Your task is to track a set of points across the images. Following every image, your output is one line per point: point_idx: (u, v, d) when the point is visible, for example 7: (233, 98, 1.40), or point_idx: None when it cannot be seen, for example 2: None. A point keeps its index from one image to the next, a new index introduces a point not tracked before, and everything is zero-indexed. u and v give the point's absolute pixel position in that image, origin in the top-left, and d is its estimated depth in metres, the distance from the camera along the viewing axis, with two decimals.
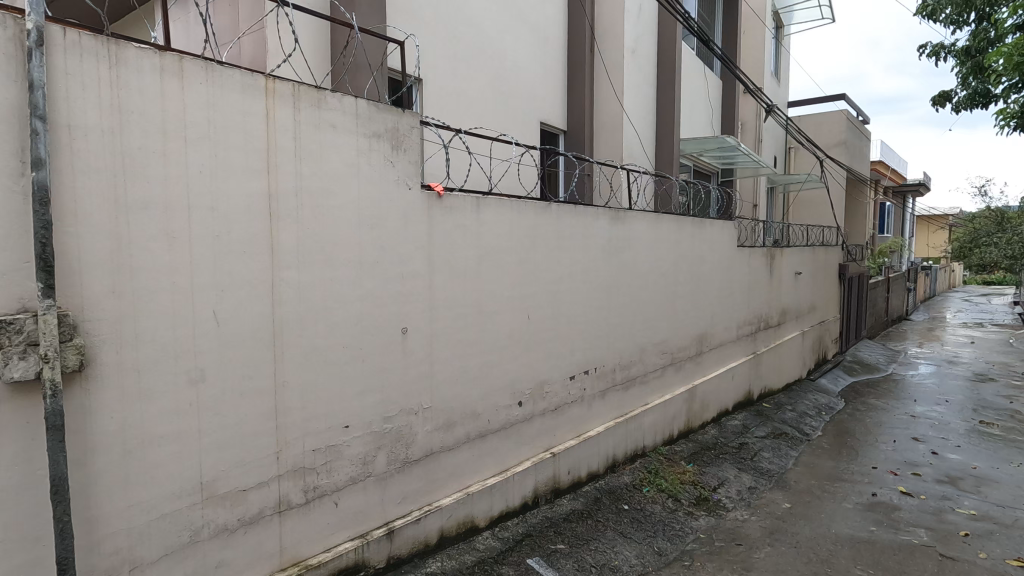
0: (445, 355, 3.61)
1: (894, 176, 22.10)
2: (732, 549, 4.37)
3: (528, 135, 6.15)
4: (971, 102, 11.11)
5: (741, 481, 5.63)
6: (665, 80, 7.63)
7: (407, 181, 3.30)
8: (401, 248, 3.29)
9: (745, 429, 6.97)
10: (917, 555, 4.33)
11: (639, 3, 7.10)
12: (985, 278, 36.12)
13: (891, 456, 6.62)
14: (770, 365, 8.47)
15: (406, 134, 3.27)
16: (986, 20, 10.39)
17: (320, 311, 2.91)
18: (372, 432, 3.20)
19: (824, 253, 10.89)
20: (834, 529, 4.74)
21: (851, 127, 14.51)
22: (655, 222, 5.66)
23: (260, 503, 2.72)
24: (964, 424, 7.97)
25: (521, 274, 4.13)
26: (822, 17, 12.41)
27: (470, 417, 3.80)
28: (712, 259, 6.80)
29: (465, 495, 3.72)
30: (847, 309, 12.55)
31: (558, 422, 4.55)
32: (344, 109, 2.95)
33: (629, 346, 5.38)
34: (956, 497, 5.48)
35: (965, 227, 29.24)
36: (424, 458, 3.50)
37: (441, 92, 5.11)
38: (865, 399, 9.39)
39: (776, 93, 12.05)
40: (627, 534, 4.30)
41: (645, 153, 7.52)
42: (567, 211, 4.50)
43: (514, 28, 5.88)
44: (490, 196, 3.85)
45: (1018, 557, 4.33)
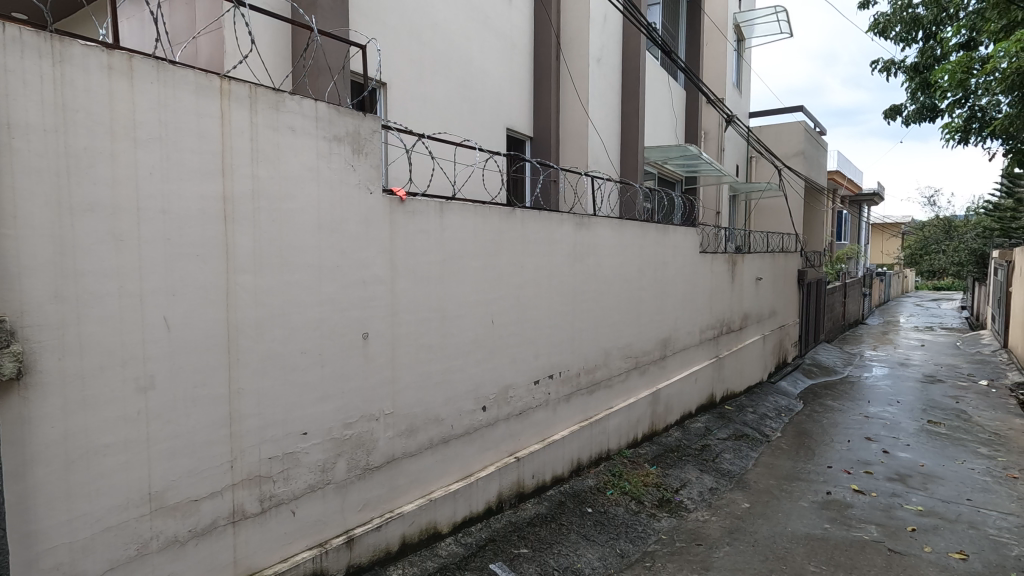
0: (407, 360, 3.59)
1: (851, 186, 22.97)
2: (692, 549, 4.45)
3: (494, 141, 6.19)
4: (920, 115, 11.65)
5: (703, 482, 5.75)
6: (630, 90, 7.77)
7: (368, 185, 3.28)
8: (362, 253, 3.26)
9: (708, 431, 7.12)
10: (867, 550, 4.49)
11: (604, 13, 7.23)
12: (935, 284, 37.82)
13: (845, 456, 6.85)
14: (732, 368, 8.68)
15: (367, 139, 3.25)
16: (933, 39, 10.94)
17: (278, 316, 2.86)
18: (332, 439, 3.16)
19: (784, 258, 11.22)
20: (790, 528, 4.88)
21: (809, 137, 15.03)
22: (620, 227, 5.75)
23: (213, 513, 2.65)
24: (913, 423, 8.31)
25: (485, 280, 4.14)
26: (779, 32, 12.86)
27: (433, 423, 3.78)
28: (675, 264, 6.94)
29: (428, 501, 3.69)
30: (806, 313, 12.95)
31: (522, 426, 4.57)
32: (303, 112, 2.92)
33: (593, 350, 5.45)
34: (904, 494, 5.71)
35: (917, 234, 30.57)
36: (386, 464, 3.47)
37: (407, 97, 5.12)
38: (822, 401, 9.71)
39: (737, 103, 12.40)
40: (590, 537, 4.34)
41: (610, 159, 7.62)
42: (532, 216, 4.54)
43: (480, 34, 5.92)
44: (454, 201, 3.86)
45: (961, 550, 4.54)
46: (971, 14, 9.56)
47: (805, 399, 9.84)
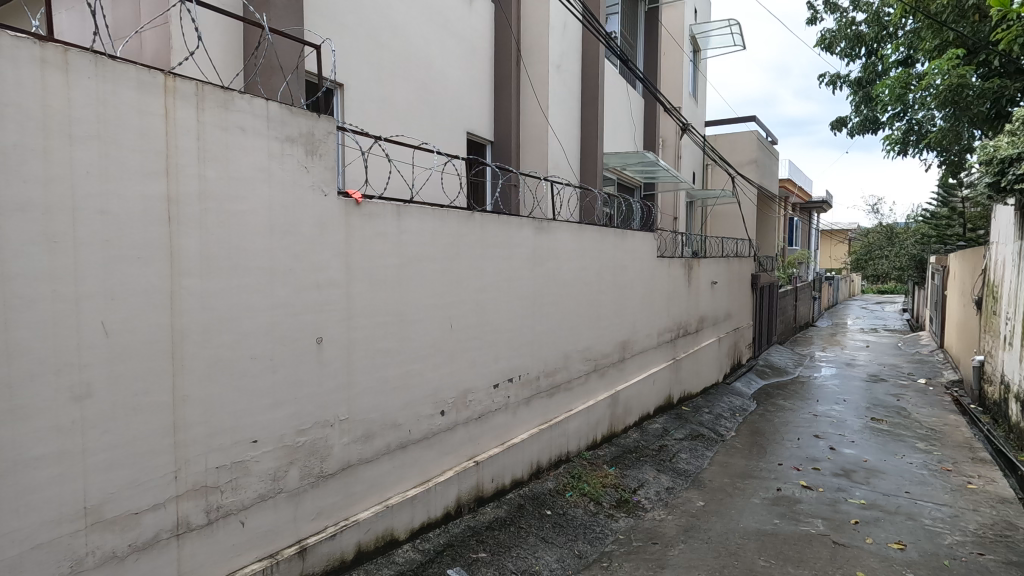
0: (364, 364, 3.54)
1: (801, 194, 23.96)
2: (648, 548, 4.54)
3: (454, 145, 6.18)
4: (863, 128, 12.18)
5: (660, 482, 5.87)
6: (589, 97, 7.88)
7: (323, 188, 3.22)
8: (317, 256, 3.20)
9: (665, 432, 7.27)
10: (813, 543, 4.67)
11: (564, 21, 7.34)
12: (879, 288, 39.75)
13: (795, 453, 7.12)
14: (689, 370, 8.90)
15: (322, 140, 3.20)
16: (874, 55, 11.55)
17: (227, 320, 2.77)
18: (284, 447, 3.08)
19: (739, 263, 11.58)
20: (741, 524, 5.03)
21: (761, 146, 15.58)
22: (579, 231, 5.83)
23: (155, 526, 2.55)
24: (859, 421, 8.70)
25: (443, 283, 4.12)
26: (733, 44, 13.32)
27: (390, 428, 3.74)
28: (634, 268, 7.07)
29: (384, 508, 3.64)
30: (760, 316, 13.40)
31: (482, 430, 4.56)
32: (254, 111, 2.85)
33: (552, 353, 5.49)
34: (849, 488, 5.97)
35: (862, 240, 32.10)
36: (341, 471, 3.41)
37: (365, 98, 5.07)
38: (774, 400, 10.07)
39: (693, 112, 12.75)
40: (549, 539, 4.37)
41: (570, 165, 7.72)
42: (491, 219, 4.56)
43: (440, 38, 5.91)
44: (411, 204, 3.83)
45: (899, 541, 4.77)
46: (908, 33, 10.15)
47: (758, 399, 10.17)
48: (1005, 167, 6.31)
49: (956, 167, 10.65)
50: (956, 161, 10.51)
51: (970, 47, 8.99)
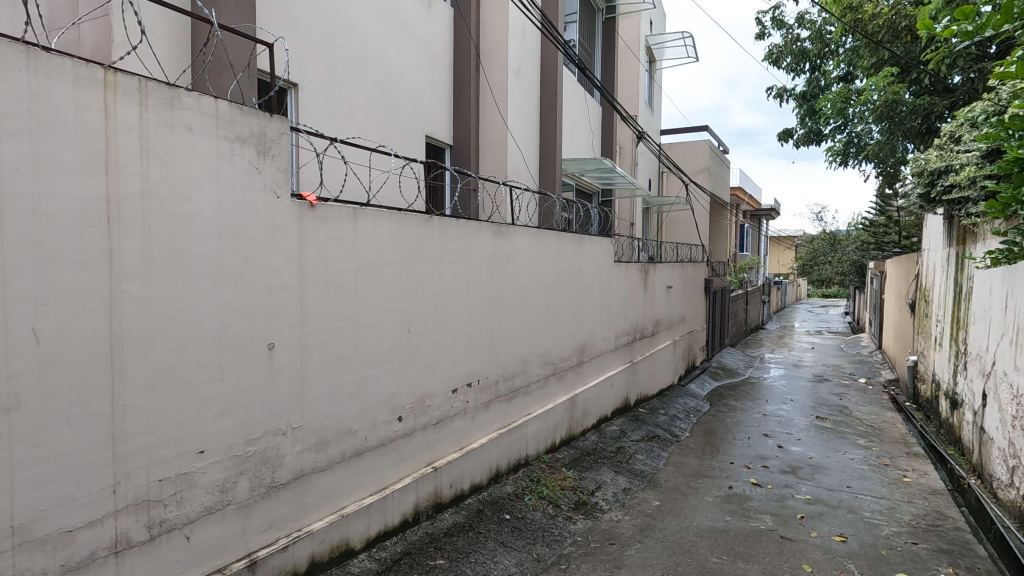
0: (318, 370, 3.46)
1: (750, 201, 24.88)
2: (606, 548, 4.60)
3: (412, 148, 6.13)
4: (807, 139, 12.81)
5: (617, 483, 5.97)
6: (548, 103, 7.97)
7: (275, 189, 3.14)
8: (269, 260, 3.11)
9: (622, 433, 7.40)
10: (762, 539, 4.84)
11: (522, 27, 7.40)
12: (823, 292, 41.68)
13: (746, 452, 7.36)
14: (645, 372, 9.08)
15: (274, 141, 3.12)
16: (818, 71, 12.14)
17: (172, 326, 2.66)
18: (233, 457, 2.98)
19: (693, 267, 11.92)
20: (695, 522, 5.16)
21: (713, 155, 16.12)
22: (537, 236, 5.87)
23: (91, 544, 2.41)
24: (805, 419, 9.08)
25: (401, 287, 4.08)
26: (686, 56, 13.76)
27: (345, 435, 3.66)
28: (591, 272, 7.18)
29: (339, 517, 3.56)
30: (712, 319, 13.83)
31: (440, 435, 4.52)
32: (201, 109, 2.75)
33: (511, 358, 5.50)
34: (795, 484, 6.22)
35: (808, 247, 33.61)
36: (294, 480, 3.32)
37: (320, 99, 4.98)
38: (727, 401, 10.38)
39: (649, 121, 13.08)
40: (507, 543, 4.38)
41: (529, 170, 7.79)
42: (450, 223, 4.54)
43: (398, 40, 5.86)
44: (367, 207, 3.77)
45: (841, 533, 5.00)
46: (848, 51, 10.73)
47: (711, 400, 10.48)
48: (934, 180, 6.73)
49: (891, 178, 11.30)
50: (892, 173, 11.15)
51: (903, 66, 9.58)
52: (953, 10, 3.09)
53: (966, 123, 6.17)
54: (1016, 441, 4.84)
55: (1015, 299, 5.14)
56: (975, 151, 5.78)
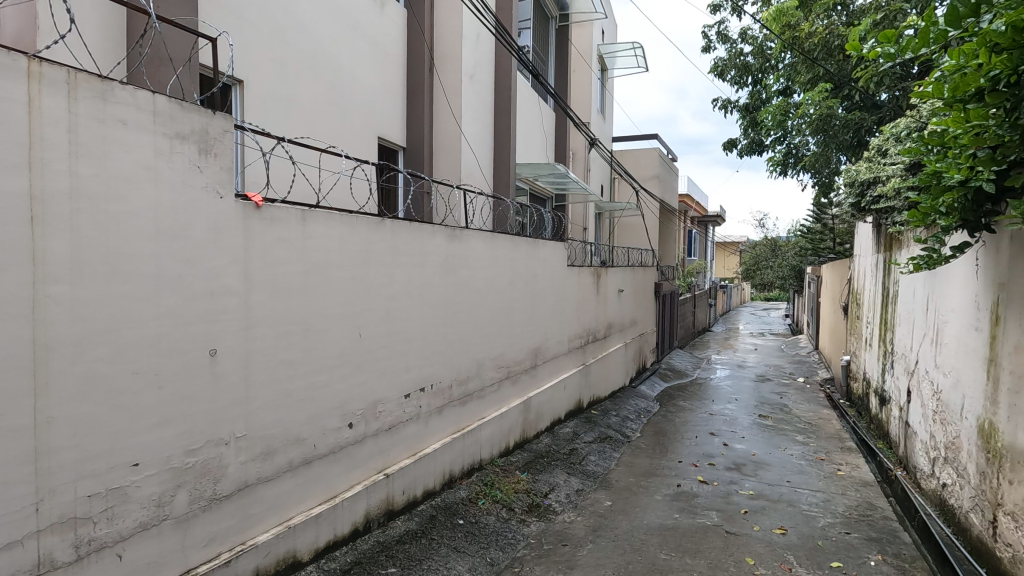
0: (264, 377, 3.34)
1: (697, 208, 25.72)
2: (559, 550, 4.64)
3: (364, 150, 6.04)
4: (750, 149, 13.39)
5: (569, 485, 6.04)
6: (502, 107, 8.00)
7: (218, 189, 3.02)
8: (212, 262, 2.99)
9: (575, 435, 7.50)
10: (708, 534, 5.00)
11: (477, 32, 7.42)
12: (765, 295, 43.59)
13: (694, 450, 7.59)
14: (598, 374, 9.24)
15: (217, 138, 3.01)
16: (759, 84, 12.73)
17: (103, 332, 2.51)
18: (171, 469, 2.83)
19: (643, 271, 12.22)
20: (645, 520, 5.29)
21: (662, 163, 16.60)
22: (491, 240, 5.88)
23: (10, 568, 2.24)
24: (748, 418, 9.44)
25: (352, 290, 4.00)
26: (637, 66, 14.13)
27: (293, 443, 3.55)
28: (545, 276, 7.25)
29: (286, 528, 3.44)
30: (662, 322, 14.20)
31: (392, 441, 4.45)
32: (138, 104, 2.62)
33: (465, 362, 5.48)
34: (739, 480, 6.46)
35: (751, 252, 35.07)
36: (237, 492, 3.19)
37: (266, 97, 4.83)
38: (675, 402, 10.68)
39: (601, 128, 13.35)
40: (461, 548, 4.36)
41: (483, 174, 7.80)
42: (402, 226, 4.49)
43: (349, 40, 5.75)
44: (317, 209, 3.68)
45: (781, 526, 5.23)
46: (787, 67, 11.30)
47: (661, 401, 10.77)
48: (864, 189, 7.17)
49: (826, 188, 11.96)
50: (826, 183, 11.80)
51: (836, 82, 10.17)
52: (877, 33, 3.33)
53: (891, 137, 6.60)
54: (936, 435, 5.21)
55: (934, 302, 5.55)
56: (899, 164, 6.20)
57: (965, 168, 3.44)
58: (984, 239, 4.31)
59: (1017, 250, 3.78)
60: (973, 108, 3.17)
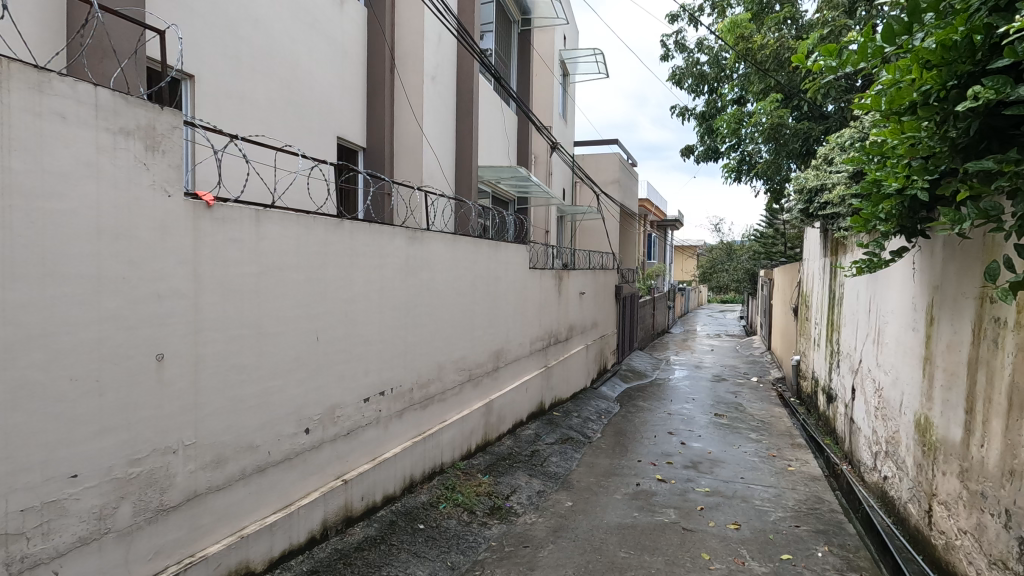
0: (214, 382, 3.23)
1: (657, 212, 26.34)
2: (520, 551, 4.65)
3: (323, 149, 5.93)
4: (706, 155, 13.79)
5: (531, 487, 6.06)
6: (464, 110, 7.98)
7: (166, 187, 2.90)
8: (159, 264, 2.87)
9: (536, 437, 7.54)
10: (666, 531, 5.11)
11: (438, 33, 7.39)
12: (721, 297, 44.96)
13: (652, 449, 7.74)
14: (559, 376, 9.31)
15: (165, 135, 2.89)
16: (715, 93, 13.13)
17: (37, 337, 2.38)
18: (113, 480, 2.70)
19: (604, 274, 12.41)
20: (606, 519, 5.36)
21: (622, 167, 16.90)
22: (452, 243, 5.86)
23: None
24: (705, 417, 9.69)
25: (308, 293, 3.91)
26: (598, 72, 14.36)
27: (246, 450, 3.44)
28: (507, 278, 7.27)
29: (238, 539, 3.33)
30: (622, 324, 14.45)
31: (351, 446, 4.37)
32: (78, 97, 2.49)
33: (425, 364, 5.43)
34: (696, 478, 6.63)
35: (708, 255, 36.12)
36: (186, 502, 3.07)
37: (219, 93, 4.68)
38: (636, 402, 10.87)
39: (563, 132, 13.49)
40: (421, 554, 4.31)
41: (444, 175, 7.76)
42: (362, 228, 4.42)
43: (308, 37, 5.64)
44: (271, 209, 3.58)
45: (735, 522, 5.39)
46: (740, 77, 11.71)
47: (621, 401, 10.94)
48: (812, 196, 7.50)
49: (777, 194, 12.43)
50: (777, 189, 12.26)
51: (786, 93, 10.60)
52: (821, 46, 3.49)
53: (836, 146, 6.90)
54: (878, 430, 5.48)
55: (876, 304, 5.84)
56: (843, 172, 6.50)
57: (902, 177, 3.62)
58: (919, 244, 4.57)
59: (949, 255, 4.02)
60: (907, 120, 3.36)
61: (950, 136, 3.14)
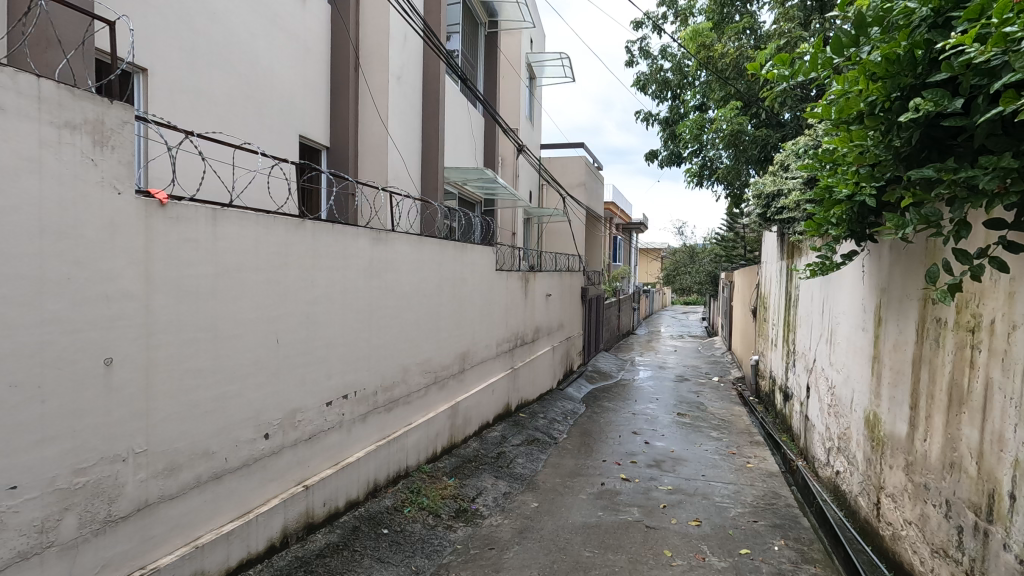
0: (167, 387, 3.11)
1: (622, 216, 26.77)
2: (485, 554, 4.65)
3: (284, 148, 5.80)
4: (670, 160, 14.08)
5: (497, 489, 6.06)
6: (430, 110, 7.93)
7: (116, 184, 2.79)
8: (108, 264, 2.75)
9: (503, 439, 7.54)
10: (630, 529, 5.19)
11: (404, 33, 7.33)
12: (685, 299, 45.95)
13: (617, 449, 7.84)
14: (525, 378, 9.34)
15: (114, 130, 2.78)
16: (678, 100, 13.43)
17: None
18: (56, 491, 2.57)
19: (571, 276, 12.51)
20: (571, 519, 5.40)
21: (588, 171, 17.11)
22: (418, 244, 5.81)
23: None
24: (668, 416, 9.87)
25: (268, 295, 3.81)
26: (564, 76, 14.49)
27: (201, 457, 3.33)
28: (473, 280, 7.25)
29: (193, 549, 3.22)
30: (588, 326, 14.59)
31: (312, 451, 4.27)
32: (19, 89, 2.37)
33: (390, 367, 5.36)
34: (659, 476, 6.75)
35: (671, 258, 36.86)
36: (136, 512, 2.95)
37: (173, 88, 4.53)
38: (601, 402, 11.00)
39: (529, 135, 13.57)
40: (384, 559, 4.26)
41: (410, 176, 7.70)
42: (324, 228, 4.34)
43: (269, 33, 5.51)
44: (229, 208, 3.48)
45: (696, 518, 5.50)
46: (702, 84, 12.01)
47: (587, 402, 11.04)
48: (770, 201, 7.75)
49: (737, 198, 12.79)
50: (737, 194, 12.62)
51: (746, 101, 10.92)
52: (774, 56, 3.61)
53: (791, 153, 7.16)
54: (831, 427, 5.69)
55: (829, 306, 6.07)
56: (798, 178, 6.73)
57: (852, 184, 3.80)
58: (868, 248, 4.77)
59: (895, 258, 4.21)
60: (856, 129, 3.53)
61: (894, 145, 3.28)
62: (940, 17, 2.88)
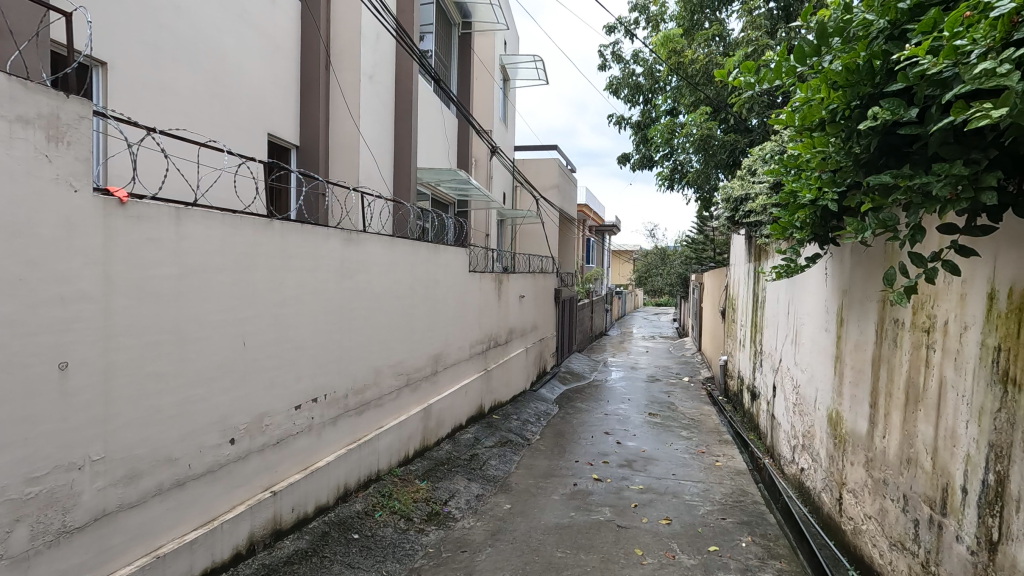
0: (128, 392, 3.01)
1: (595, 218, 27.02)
2: (457, 557, 4.63)
3: (252, 146, 5.68)
4: (641, 163, 14.28)
5: (469, 491, 6.04)
6: (403, 110, 7.86)
7: (73, 182, 2.68)
8: (64, 264, 2.65)
9: (476, 440, 7.52)
10: (601, 529, 5.24)
11: (377, 32, 7.26)
12: (656, 301, 46.63)
13: (589, 450, 7.90)
14: (499, 379, 9.33)
15: (71, 125, 2.68)
16: (649, 104, 13.62)
17: None
18: (6, 502, 2.46)
19: (544, 278, 12.57)
20: (544, 520, 5.42)
21: (562, 173, 17.22)
22: (390, 245, 5.75)
23: None
24: (639, 416, 9.99)
25: (235, 296, 3.72)
26: (538, 78, 14.55)
27: (163, 464, 3.23)
28: (446, 282, 7.22)
29: (155, 558, 3.12)
30: (561, 327, 14.68)
31: (280, 456, 4.19)
32: None
33: (361, 369, 5.29)
34: (630, 476, 6.82)
35: (644, 260, 37.37)
36: (94, 522, 2.84)
37: (135, 82, 4.39)
38: (574, 403, 11.07)
39: (503, 136, 13.58)
40: (354, 565, 4.20)
41: (382, 176, 7.62)
42: (293, 228, 4.26)
43: (237, 28, 5.39)
44: (193, 207, 3.39)
45: (666, 517, 5.59)
46: (673, 89, 12.22)
47: (560, 403, 11.10)
48: (738, 205, 7.92)
49: (706, 201, 13.05)
50: (707, 197, 12.87)
51: (715, 106, 11.15)
52: (741, 64, 3.72)
53: (759, 158, 7.34)
54: (796, 425, 5.85)
55: (794, 307, 6.23)
56: (765, 182, 6.91)
57: (815, 188, 3.94)
58: (830, 251, 4.92)
59: (855, 260, 4.35)
60: (818, 136, 3.65)
61: (854, 151, 3.40)
62: (897, 29, 2.96)
